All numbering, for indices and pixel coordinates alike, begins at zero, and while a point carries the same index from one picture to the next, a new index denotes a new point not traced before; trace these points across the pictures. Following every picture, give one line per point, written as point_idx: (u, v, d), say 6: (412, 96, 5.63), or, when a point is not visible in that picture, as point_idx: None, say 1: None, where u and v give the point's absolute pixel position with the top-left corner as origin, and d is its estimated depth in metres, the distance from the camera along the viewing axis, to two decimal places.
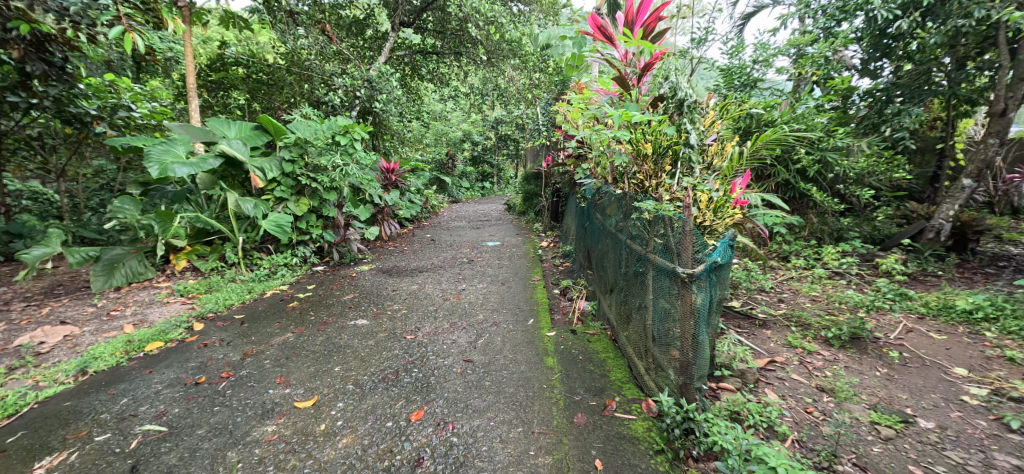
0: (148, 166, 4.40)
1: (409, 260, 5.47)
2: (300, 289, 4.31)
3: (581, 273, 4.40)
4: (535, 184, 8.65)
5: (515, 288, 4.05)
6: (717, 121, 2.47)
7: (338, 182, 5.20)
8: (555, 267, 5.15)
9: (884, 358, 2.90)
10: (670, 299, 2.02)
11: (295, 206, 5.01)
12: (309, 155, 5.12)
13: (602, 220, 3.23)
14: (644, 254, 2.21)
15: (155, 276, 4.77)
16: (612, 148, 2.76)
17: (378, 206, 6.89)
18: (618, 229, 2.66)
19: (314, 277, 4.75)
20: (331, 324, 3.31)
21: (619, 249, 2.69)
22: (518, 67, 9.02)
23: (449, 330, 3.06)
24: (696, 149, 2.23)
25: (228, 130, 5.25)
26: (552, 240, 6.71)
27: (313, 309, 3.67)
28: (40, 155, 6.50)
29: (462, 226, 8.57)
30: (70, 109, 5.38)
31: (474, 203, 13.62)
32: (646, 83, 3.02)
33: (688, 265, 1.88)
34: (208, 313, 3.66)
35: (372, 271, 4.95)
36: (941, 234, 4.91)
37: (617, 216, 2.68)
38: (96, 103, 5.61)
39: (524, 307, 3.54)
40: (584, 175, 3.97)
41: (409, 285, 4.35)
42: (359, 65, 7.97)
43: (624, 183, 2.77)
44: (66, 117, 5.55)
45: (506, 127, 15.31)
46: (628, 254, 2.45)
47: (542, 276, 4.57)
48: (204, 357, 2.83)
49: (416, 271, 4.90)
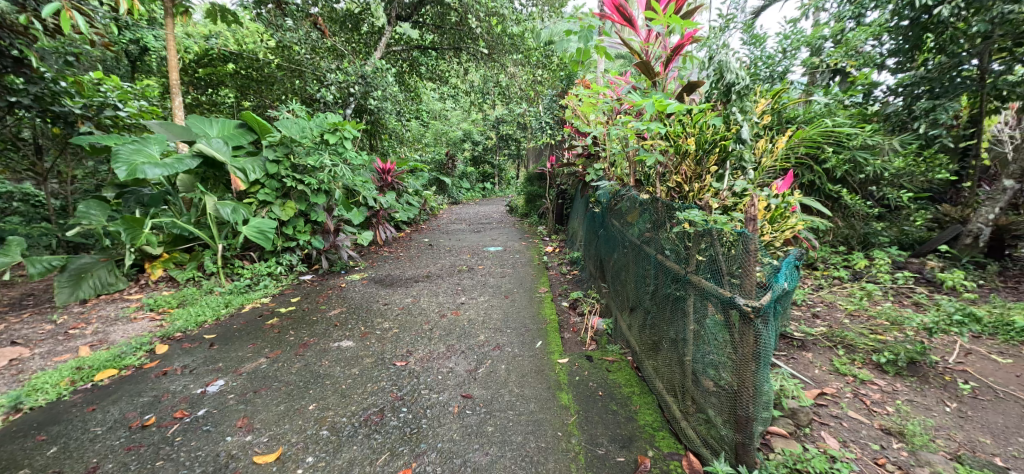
0: (115, 167, 4.00)
1: (405, 267, 5.08)
2: (282, 302, 3.91)
3: (592, 284, 4.00)
4: (538, 185, 8.24)
5: (520, 301, 3.65)
6: (767, 112, 2.07)
7: (327, 184, 4.80)
8: (562, 276, 4.76)
9: (950, 389, 2.50)
10: (720, 334, 1.64)
11: (280, 210, 4.61)
12: (296, 155, 4.71)
13: (620, 228, 2.85)
14: (685, 275, 1.82)
15: (127, 288, 4.40)
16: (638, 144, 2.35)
17: (373, 209, 6.50)
18: (645, 241, 2.27)
19: (301, 287, 4.37)
20: (312, 347, 2.91)
21: (645, 263, 2.30)
22: (520, 62, 8.63)
23: (445, 355, 2.66)
24: (748, 146, 1.82)
25: (208, 128, 4.86)
26: (557, 245, 6.31)
27: (294, 328, 3.28)
28: (29, 156, 6.10)
29: (462, 229, 8.19)
30: (54, 109, 5.02)
31: (475, 204, 13.24)
32: (673, 71, 2.61)
33: (750, 295, 1.50)
34: (176, 332, 3.26)
35: (364, 281, 4.56)
36: (979, 240, 4.49)
37: (644, 225, 2.29)
38: (81, 102, 5.25)
39: (530, 324, 3.14)
40: (598, 175, 3.57)
41: (402, 297, 3.95)
42: (353, 60, 7.58)
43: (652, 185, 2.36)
44: (52, 117, 5.21)
45: (507, 126, 14.94)
46: (659, 272, 2.06)
47: (549, 287, 4.18)
48: (160, 392, 2.43)
49: (411, 281, 4.50)
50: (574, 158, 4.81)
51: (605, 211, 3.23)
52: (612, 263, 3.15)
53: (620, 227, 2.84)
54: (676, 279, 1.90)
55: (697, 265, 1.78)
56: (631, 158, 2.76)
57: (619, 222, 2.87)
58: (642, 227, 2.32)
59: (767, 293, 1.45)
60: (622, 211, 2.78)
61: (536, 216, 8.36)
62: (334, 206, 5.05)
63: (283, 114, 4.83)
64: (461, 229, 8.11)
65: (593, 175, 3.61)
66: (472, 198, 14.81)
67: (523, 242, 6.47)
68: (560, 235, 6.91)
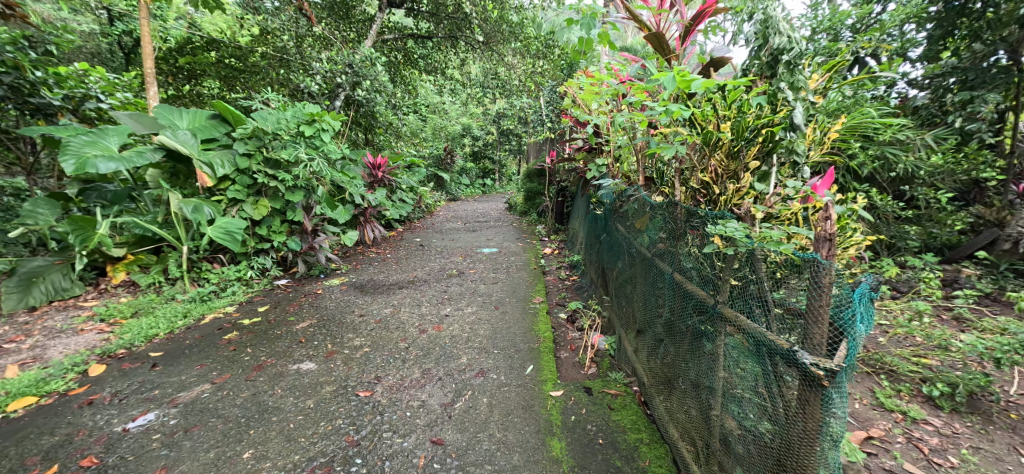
0: (62, 160, 3.61)
1: (388, 271, 4.68)
2: (248, 312, 3.53)
3: (593, 293, 3.60)
4: (537, 182, 7.81)
5: (511, 312, 3.25)
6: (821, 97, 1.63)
7: (305, 180, 4.38)
8: (560, 282, 4.36)
9: (1022, 433, 2.08)
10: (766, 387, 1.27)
11: (252, 208, 4.21)
12: (270, 149, 4.30)
13: (624, 235, 2.47)
14: (715, 307, 1.45)
15: (84, 293, 4.02)
16: (654, 134, 1.93)
17: (360, 208, 6.08)
18: (658, 256, 1.87)
19: (271, 294, 3.95)
20: (267, 370, 2.51)
21: (656, 283, 1.91)
22: (520, 52, 8.22)
23: (418, 384, 2.27)
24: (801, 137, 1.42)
25: (177, 120, 4.45)
26: (557, 247, 5.89)
27: (252, 345, 2.88)
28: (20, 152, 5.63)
29: (456, 227, 7.80)
30: (31, 100, 4.70)
31: (473, 201, 12.82)
32: (692, 49, 2.17)
33: (820, 350, 1.15)
34: (119, 349, 2.88)
35: (343, 286, 4.15)
36: (1020, 245, 3.91)
37: (656, 236, 1.89)
38: (61, 93, 4.90)
39: (520, 343, 2.73)
40: (600, 173, 3.15)
41: (380, 306, 3.54)
42: (342, 48, 7.18)
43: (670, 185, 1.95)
44: (29, 109, 4.88)
45: (508, 121, 14.53)
46: (676, 297, 1.68)
47: (545, 295, 3.76)
48: (73, 428, 2.04)
49: (393, 287, 4.10)
50: (577, 150, 4.36)
51: (606, 214, 2.86)
52: (615, 273, 2.77)
53: (623, 233, 2.46)
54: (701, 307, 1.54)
55: (730, 294, 1.40)
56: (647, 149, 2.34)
57: (623, 227, 2.49)
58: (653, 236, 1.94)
59: (844, 347, 1.11)
60: (629, 216, 2.39)
61: (536, 214, 7.93)
62: (313, 204, 4.64)
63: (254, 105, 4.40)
64: (456, 228, 7.72)
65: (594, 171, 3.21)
66: (471, 195, 14.39)
67: (519, 243, 6.05)
68: (559, 236, 6.48)
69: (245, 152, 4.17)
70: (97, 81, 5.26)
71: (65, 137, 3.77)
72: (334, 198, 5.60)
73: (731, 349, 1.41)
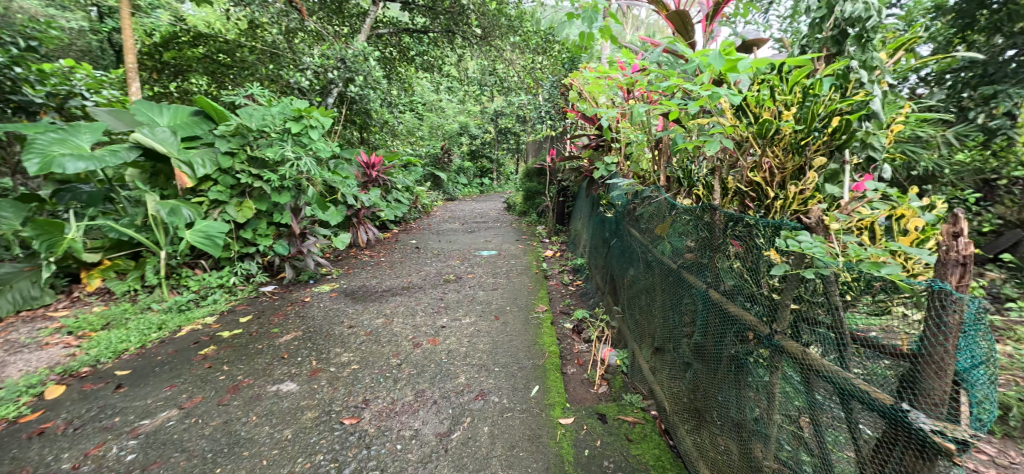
0: (27, 160, 3.35)
1: (381, 276, 4.43)
2: (229, 323, 3.28)
3: (601, 300, 3.37)
4: (537, 181, 7.56)
5: (513, 322, 3.01)
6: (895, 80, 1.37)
7: (292, 180, 4.10)
8: (564, 287, 4.13)
9: None
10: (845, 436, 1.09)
11: (235, 210, 3.95)
12: (254, 147, 4.03)
13: (639, 241, 2.23)
14: (774, 339, 1.25)
15: (55, 302, 3.76)
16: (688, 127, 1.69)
17: (353, 208, 5.83)
18: (691, 271, 1.66)
19: (256, 302, 3.70)
20: (243, 392, 2.27)
21: (686, 302, 1.70)
22: (519, 46, 7.96)
23: (411, 409, 2.03)
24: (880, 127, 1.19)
25: (158, 116, 4.19)
26: (559, 249, 5.65)
27: (229, 362, 2.63)
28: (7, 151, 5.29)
29: (454, 228, 7.55)
30: (13, 97, 4.44)
31: (471, 201, 12.57)
32: (719, 32, 1.92)
33: (930, 403, 0.94)
34: (83, 367, 2.63)
35: (333, 293, 3.90)
36: None
37: (689, 246, 1.67)
38: (44, 90, 4.64)
39: (523, 359, 2.49)
40: (609, 172, 2.90)
41: (372, 316, 3.30)
42: (335, 42, 6.91)
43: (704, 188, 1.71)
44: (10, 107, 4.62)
45: (506, 119, 14.27)
46: (716, 322, 1.48)
47: (548, 302, 3.52)
48: (17, 465, 1.80)
49: (386, 294, 3.85)
50: (580, 149, 4.10)
51: (617, 217, 2.62)
52: (626, 280, 2.54)
53: (639, 239, 2.22)
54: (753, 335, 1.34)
55: (793, 324, 1.21)
56: (668, 145, 2.10)
57: (638, 232, 2.25)
58: (684, 248, 1.72)
59: (966, 400, 0.90)
60: (646, 220, 2.15)
61: (535, 215, 7.69)
62: (301, 205, 4.39)
63: (236, 100, 4.12)
64: (453, 229, 7.48)
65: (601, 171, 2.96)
66: (469, 194, 14.15)
67: (520, 245, 5.80)
68: (561, 237, 6.24)
69: (227, 150, 3.90)
70: (84, 78, 4.99)
71: (31, 134, 3.51)
72: (325, 198, 5.35)
73: (795, 392, 1.21)
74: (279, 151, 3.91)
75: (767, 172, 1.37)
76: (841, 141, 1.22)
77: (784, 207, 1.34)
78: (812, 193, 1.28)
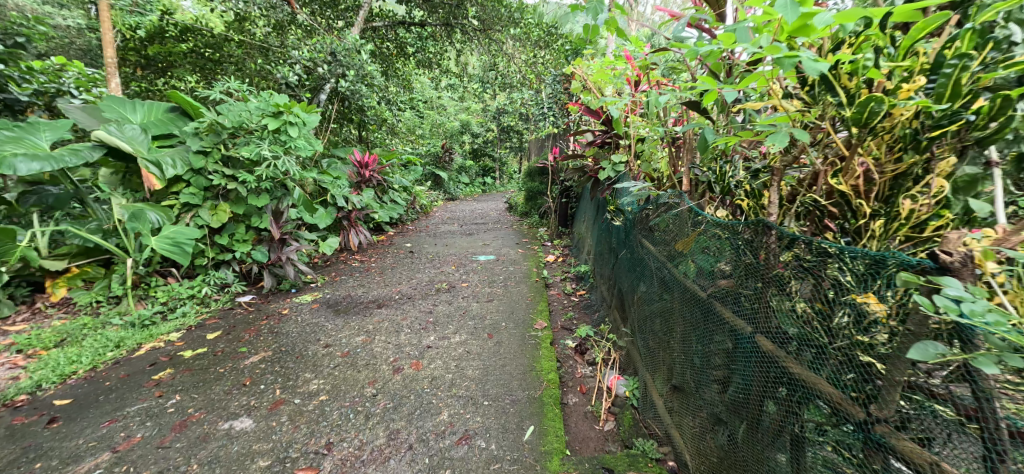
0: None
1: (368, 285, 4.09)
2: (195, 339, 2.96)
3: (607, 315, 3.03)
4: (540, 181, 7.20)
5: (508, 341, 2.69)
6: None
7: (270, 182, 3.78)
8: (566, 297, 3.80)
9: None
10: None
11: (209, 214, 3.64)
12: (230, 145, 3.72)
13: (653, 257, 1.92)
14: (872, 426, 0.94)
15: (14, 314, 3.47)
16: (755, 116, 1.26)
17: (343, 210, 5.50)
18: (736, 303, 1.32)
19: (229, 315, 3.39)
20: (189, 430, 1.95)
21: (722, 341, 1.38)
22: (519, 39, 7.63)
23: (380, 458, 1.71)
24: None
25: (130, 114, 3.88)
26: (562, 254, 5.29)
27: (183, 389, 2.32)
28: None
29: (452, 230, 7.24)
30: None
31: (473, 201, 12.24)
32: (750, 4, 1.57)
33: None
34: (20, 396, 2.32)
35: (314, 305, 3.58)
36: None
37: (732, 270, 1.34)
38: (32, 88, 4.44)
39: (518, 390, 2.16)
40: (616, 173, 2.56)
41: (352, 331, 2.98)
42: (326, 35, 6.60)
43: (750, 205, 1.41)
44: None
45: (508, 117, 13.95)
46: (771, 382, 1.17)
47: (548, 317, 3.18)
48: None
49: (371, 306, 3.52)
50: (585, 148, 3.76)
51: (625, 226, 2.29)
52: (636, 297, 2.23)
53: (653, 254, 1.91)
54: (829, 403, 1.02)
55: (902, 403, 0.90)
56: (690, 140, 1.76)
57: (651, 244, 1.93)
58: (719, 270, 1.41)
59: None
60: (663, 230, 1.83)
61: (537, 216, 7.34)
62: (283, 208, 4.07)
63: (215, 95, 3.81)
64: (451, 231, 7.16)
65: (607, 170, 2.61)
66: (471, 194, 13.81)
67: (520, 249, 5.45)
68: (564, 240, 5.88)
69: (199, 149, 3.59)
70: (76, 76, 4.80)
71: None
72: (313, 200, 5.03)
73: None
74: (255, 149, 3.58)
75: (862, 177, 1.09)
76: (988, 133, 0.95)
77: (890, 231, 1.04)
78: (938, 211, 0.98)
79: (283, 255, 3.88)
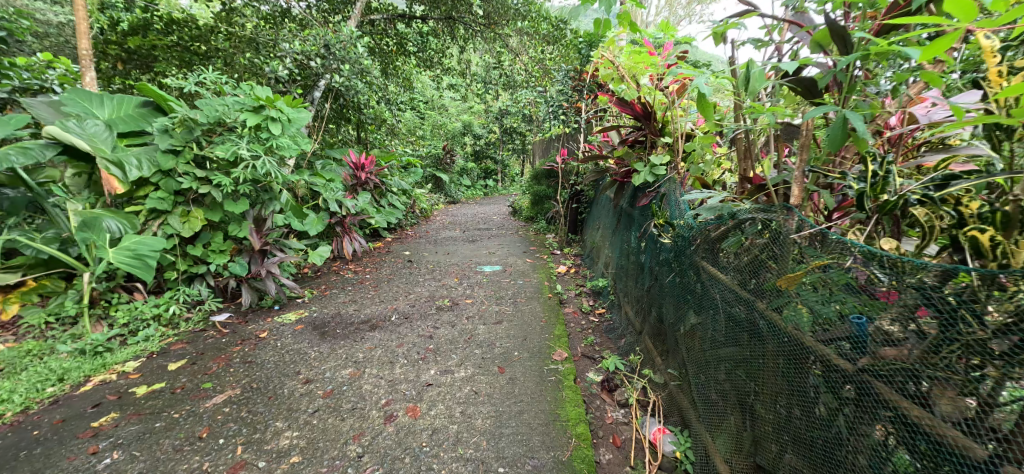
0: None
1: (360, 300, 3.64)
2: (155, 371, 2.53)
3: (637, 343, 2.58)
4: (547, 184, 6.74)
5: (524, 377, 2.26)
6: None
7: (248, 185, 3.32)
8: (584, 317, 3.36)
9: None
10: None
11: (180, 222, 3.21)
12: (205, 144, 3.29)
13: (719, 290, 1.52)
14: None
15: None
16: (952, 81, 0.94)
17: (336, 215, 5.07)
18: (912, 387, 0.95)
19: (200, 338, 2.96)
20: None
21: (874, 433, 1.01)
22: (526, 32, 7.20)
23: None
24: None
25: (97, 109, 3.45)
26: (574, 264, 4.85)
27: (124, 442, 1.89)
28: None
29: (455, 236, 6.81)
30: None
31: (475, 204, 11.81)
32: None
33: None
34: None
35: (298, 326, 3.13)
36: None
37: (899, 337, 0.96)
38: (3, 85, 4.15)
39: (539, 449, 1.73)
40: (656, 177, 2.11)
41: (337, 361, 2.54)
42: (320, 28, 6.17)
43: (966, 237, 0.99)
44: None
45: (512, 118, 13.53)
46: None
47: (567, 343, 2.75)
48: None
49: (361, 327, 3.07)
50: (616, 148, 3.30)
51: (671, 244, 1.86)
52: (683, 332, 1.85)
53: (719, 287, 1.51)
54: None
55: None
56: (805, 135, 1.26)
57: (718, 272, 1.52)
58: (877, 329, 0.99)
59: None
60: (743, 255, 1.41)
61: (545, 221, 6.90)
62: (266, 215, 3.64)
63: (191, 88, 3.38)
64: (454, 237, 6.72)
65: (645, 174, 2.17)
66: (473, 196, 13.37)
67: (528, 259, 5.01)
68: (575, 249, 5.43)
69: (169, 147, 3.16)
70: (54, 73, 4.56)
71: None
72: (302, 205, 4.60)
73: None
74: (230, 148, 3.14)
75: None
76: None
77: None
78: None
79: (265, 270, 3.43)
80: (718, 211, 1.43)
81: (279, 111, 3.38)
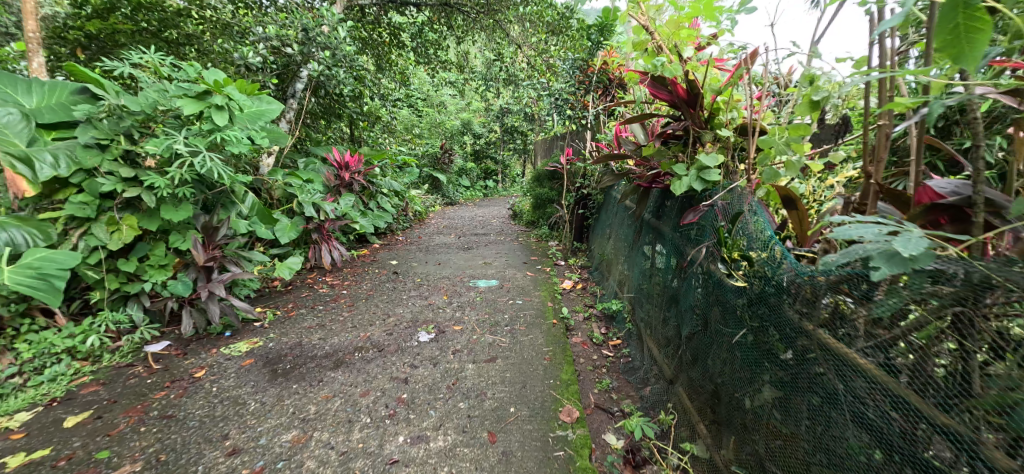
0: None
1: (328, 324, 3.07)
2: (44, 430, 1.96)
3: (667, 397, 2.01)
4: (550, 186, 6.14)
5: (521, 453, 1.69)
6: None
7: (189, 187, 2.71)
8: (595, 349, 2.79)
9: None
10: None
11: (107, 232, 2.63)
12: (139, 137, 2.70)
13: (842, 377, 0.97)
14: None
15: None
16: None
17: (313, 220, 4.49)
18: None
19: (121, 378, 2.39)
20: None
21: None
22: (529, 21, 6.59)
23: None
24: None
25: (20, 95, 2.86)
26: (581, 279, 4.27)
27: None
28: None
29: (450, 242, 6.25)
30: None
31: (473, 206, 11.22)
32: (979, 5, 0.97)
33: None
34: None
35: (246, 361, 2.56)
36: None
37: None
38: None
39: None
40: (705, 184, 1.53)
41: (279, 417, 1.97)
42: (301, 10, 5.56)
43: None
44: None
45: (513, 116, 12.98)
46: None
47: (577, 392, 2.18)
48: None
49: (321, 364, 2.48)
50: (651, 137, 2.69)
51: (738, 282, 1.29)
52: (752, 409, 1.32)
53: (845, 371, 0.96)
54: None
55: None
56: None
57: (839, 345, 0.96)
58: None
59: None
60: (902, 323, 0.85)
61: (548, 227, 6.32)
62: (218, 223, 3.06)
63: (125, 70, 2.78)
64: (448, 243, 6.17)
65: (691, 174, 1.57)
66: (472, 198, 12.78)
67: (530, 271, 4.43)
68: (582, 260, 4.84)
69: (93, 141, 2.59)
70: None
71: None
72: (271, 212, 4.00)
73: None
74: (163, 142, 2.52)
75: None
76: None
77: None
78: None
79: (208, 290, 2.77)
80: (827, 266, 0.87)
81: (227, 96, 2.76)
